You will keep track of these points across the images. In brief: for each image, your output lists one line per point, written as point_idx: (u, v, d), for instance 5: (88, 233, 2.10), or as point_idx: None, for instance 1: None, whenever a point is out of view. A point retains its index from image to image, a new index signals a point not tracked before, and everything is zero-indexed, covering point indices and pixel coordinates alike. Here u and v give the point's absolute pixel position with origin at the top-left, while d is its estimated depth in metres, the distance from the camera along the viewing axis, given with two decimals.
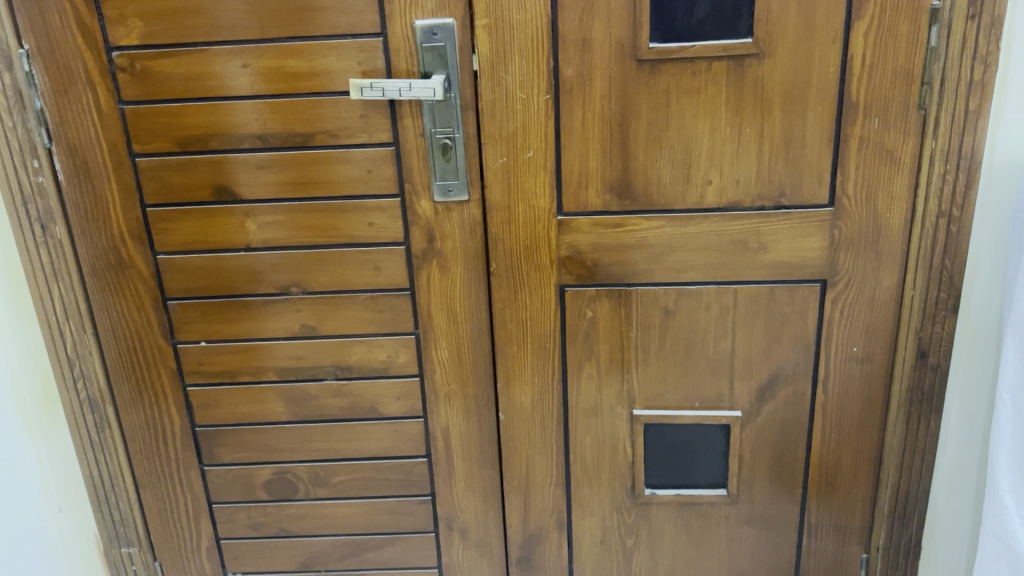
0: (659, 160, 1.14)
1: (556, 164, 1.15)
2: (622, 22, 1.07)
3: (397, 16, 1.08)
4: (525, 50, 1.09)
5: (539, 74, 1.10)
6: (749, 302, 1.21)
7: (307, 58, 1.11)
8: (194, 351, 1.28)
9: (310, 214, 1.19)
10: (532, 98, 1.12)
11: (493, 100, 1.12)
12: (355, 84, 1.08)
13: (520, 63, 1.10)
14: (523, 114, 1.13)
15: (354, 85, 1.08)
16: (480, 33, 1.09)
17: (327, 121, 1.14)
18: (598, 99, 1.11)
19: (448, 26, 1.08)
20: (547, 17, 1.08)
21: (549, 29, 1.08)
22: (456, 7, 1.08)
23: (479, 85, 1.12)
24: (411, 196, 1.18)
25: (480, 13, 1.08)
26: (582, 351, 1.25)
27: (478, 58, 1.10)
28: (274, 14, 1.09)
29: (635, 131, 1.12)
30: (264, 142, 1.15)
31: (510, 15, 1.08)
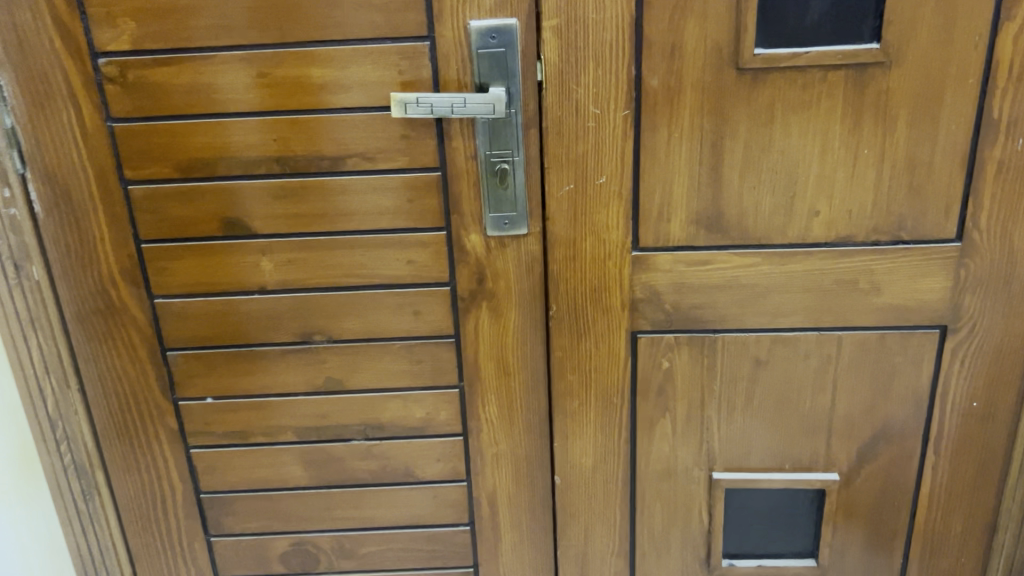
0: (757, 187, 0.95)
1: (633, 192, 0.97)
2: (720, 23, 0.88)
3: (449, 16, 0.89)
4: (602, 57, 0.91)
5: (618, 86, 0.92)
6: (855, 351, 1.03)
7: (337, 66, 0.91)
8: (198, 408, 1.09)
9: (338, 251, 1.00)
10: (608, 113, 0.93)
11: (561, 115, 0.93)
12: (398, 98, 0.89)
13: (594, 72, 0.91)
14: (596, 133, 0.94)
15: (396, 98, 0.89)
16: (546, 36, 0.90)
17: (360, 142, 0.95)
18: (687, 115, 0.93)
19: (511, 28, 0.89)
20: (630, 18, 0.89)
21: (632, 31, 0.89)
22: (520, 4, 0.89)
23: (544, 98, 0.93)
24: (459, 230, 0.99)
25: (549, 11, 0.89)
26: (655, 406, 1.08)
27: (545, 66, 0.91)
28: (297, 12, 0.89)
29: (730, 152, 0.94)
30: (283, 167, 0.96)
31: (585, 14, 0.89)
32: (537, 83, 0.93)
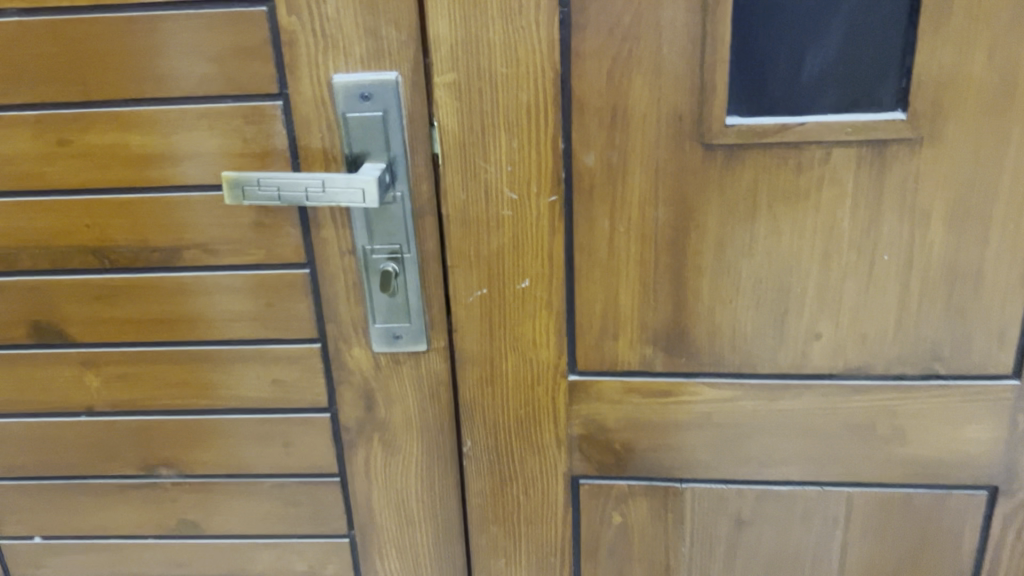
0: (734, 300, 0.69)
1: (568, 300, 0.71)
2: (677, 81, 0.63)
3: (307, 66, 0.65)
4: (517, 125, 0.66)
5: (539, 164, 0.67)
6: (871, 513, 0.76)
7: (162, 131, 0.68)
8: (25, 547, 0.86)
9: (180, 366, 0.77)
10: (529, 200, 0.68)
11: (465, 200, 0.69)
12: (232, 177, 0.64)
13: (508, 144, 0.66)
14: (513, 224, 0.69)
15: (230, 179, 0.64)
16: (440, 94, 0.65)
17: (198, 230, 0.71)
18: (635, 204, 0.67)
19: (392, 85, 0.65)
20: (553, 73, 0.64)
21: (557, 91, 0.64)
22: (402, 52, 0.64)
23: (442, 177, 0.68)
24: (338, 342, 0.75)
25: (441, 62, 0.64)
26: (605, 569, 0.82)
27: (441, 135, 0.67)
28: (104, 61, 0.66)
29: (696, 255, 0.68)
30: (103, 260, 0.73)
31: (491, 67, 0.64)
32: (433, 157, 0.68)
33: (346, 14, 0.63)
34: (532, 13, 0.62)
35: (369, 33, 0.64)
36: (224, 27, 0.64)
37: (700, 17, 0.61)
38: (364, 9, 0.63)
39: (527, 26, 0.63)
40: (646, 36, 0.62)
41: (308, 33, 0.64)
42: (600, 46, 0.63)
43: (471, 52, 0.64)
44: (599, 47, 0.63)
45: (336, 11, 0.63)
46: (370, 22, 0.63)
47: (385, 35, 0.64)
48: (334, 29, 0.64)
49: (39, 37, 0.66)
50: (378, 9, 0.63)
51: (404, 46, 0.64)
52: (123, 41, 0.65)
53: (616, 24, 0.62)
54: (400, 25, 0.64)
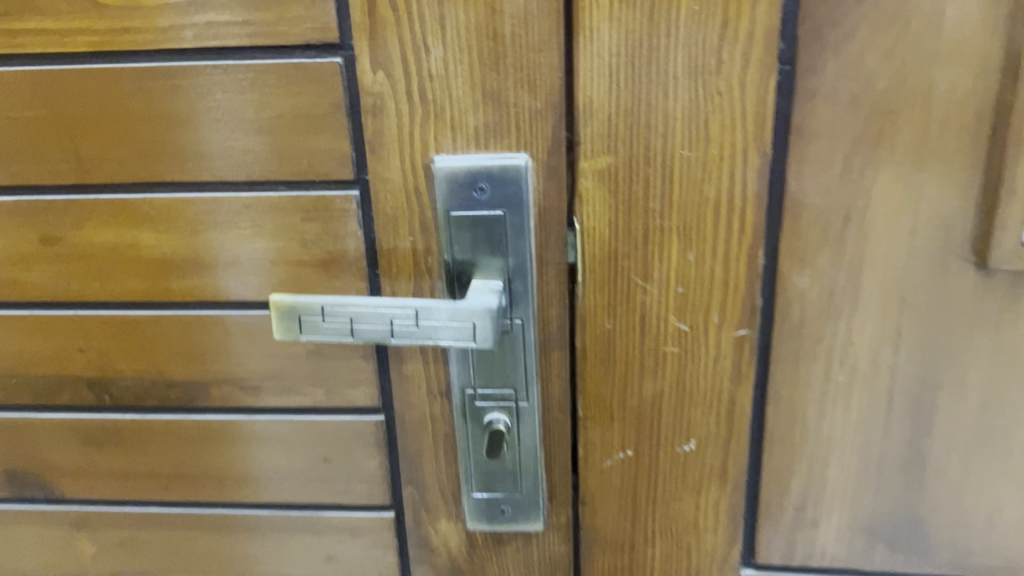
0: (996, 483, 0.48)
1: (748, 472, 0.51)
2: (948, 176, 0.42)
3: (398, 144, 0.45)
4: (697, 231, 0.45)
5: (726, 285, 0.46)
6: None
7: (188, 228, 0.48)
8: None
9: (202, 533, 0.57)
10: (704, 333, 0.47)
11: (610, 332, 0.48)
12: (283, 301, 0.45)
13: (681, 256, 0.45)
14: (679, 367, 0.48)
15: (281, 306, 0.45)
16: (587, 185, 0.45)
17: (231, 362, 0.51)
18: (864, 345, 0.46)
19: (519, 171, 0.45)
20: (760, 159, 0.43)
21: (763, 184, 0.44)
22: (536, 125, 0.44)
23: (582, 298, 0.47)
24: (419, 513, 0.54)
25: (592, 139, 0.44)
26: None
27: (584, 241, 0.46)
28: (109, 131, 0.46)
29: (945, 417, 0.47)
30: (103, 397, 0.53)
31: (665, 149, 0.43)
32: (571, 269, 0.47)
33: (457, 70, 0.43)
34: (736, 73, 0.42)
35: (490, 98, 0.43)
36: (279, 86, 0.44)
37: (998, 85, 0.40)
38: (484, 62, 0.43)
39: (726, 92, 0.42)
40: (909, 108, 0.41)
41: (400, 97, 0.44)
42: (833, 122, 0.42)
43: (639, 126, 0.43)
44: (835, 125, 0.42)
45: (443, 66, 0.43)
46: (492, 83, 0.43)
47: (513, 100, 0.43)
48: (437, 91, 0.44)
49: (18, 95, 0.46)
50: (504, 63, 0.43)
51: (539, 117, 0.44)
52: (136, 103, 0.46)
53: (861, 91, 0.42)
54: (535, 87, 0.43)
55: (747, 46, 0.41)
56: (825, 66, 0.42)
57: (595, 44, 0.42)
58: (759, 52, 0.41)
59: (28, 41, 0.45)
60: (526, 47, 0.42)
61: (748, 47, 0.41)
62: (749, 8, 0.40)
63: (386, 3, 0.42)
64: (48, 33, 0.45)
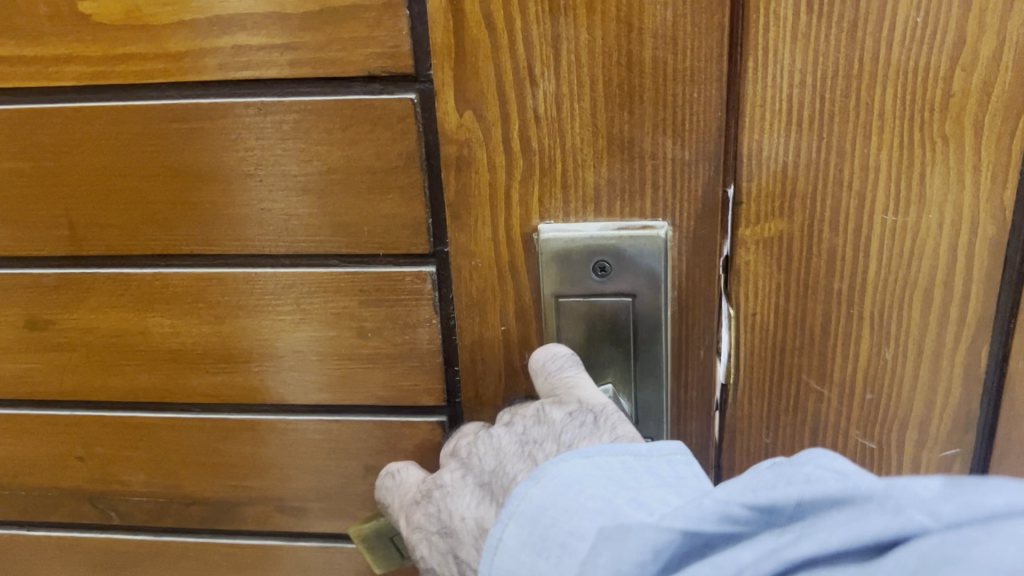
0: None
1: None
2: None
3: (491, 207, 0.33)
4: (898, 317, 0.33)
5: (932, 390, 0.34)
6: None
7: (256, 315, 0.37)
8: None
9: None
10: (896, 450, 0.35)
11: (771, 449, 0.36)
12: (362, 528, 0.37)
13: (874, 355, 0.34)
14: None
15: (365, 531, 0.37)
16: (748, 261, 0.33)
17: (267, 477, 0.40)
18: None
19: (655, 248, 0.33)
20: (992, 223, 0.31)
21: (994, 256, 0.32)
22: (679, 184, 0.32)
23: (736, 407, 0.36)
24: None
25: (759, 201, 0.32)
26: None
27: (740, 333, 0.34)
28: (146, 189, 0.35)
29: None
30: (109, 513, 0.43)
31: (860, 212, 0.32)
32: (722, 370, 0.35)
33: (575, 108, 0.31)
34: (971, 101, 0.29)
35: (618, 146, 0.32)
36: (333, 132, 0.33)
37: None
38: (613, 101, 0.31)
39: (953, 128, 0.30)
40: None
41: (494, 146, 0.32)
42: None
43: (825, 181, 0.31)
44: None
45: (553, 105, 0.31)
46: (624, 126, 0.31)
47: (652, 151, 0.31)
48: (545, 136, 0.32)
49: (13, 143, 0.35)
50: (639, 98, 0.31)
51: (685, 173, 0.32)
52: (184, 154, 0.34)
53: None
54: (680, 132, 0.31)
55: (991, 64, 0.29)
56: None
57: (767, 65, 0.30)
58: (1007, 72, 0.29)
59: (17, 74, 0.34)
60: (674, 78, 0.30)
61: (990, 64, 0.29)
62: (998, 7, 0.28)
63: (480, 17, 0.30)
64: (44, 58, 0.33)
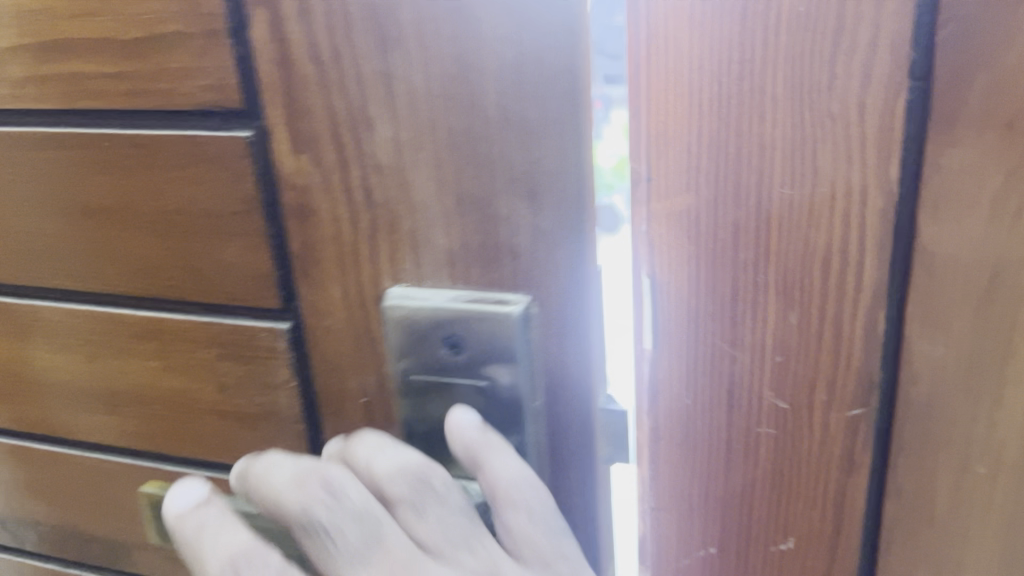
0: None
1: None
2: None
3: (341, 271, 0.32)
4: (801, 288, 0.32)
5: (835, 356, 0.33)
6: None
7: (264, 364, 0.36)
8: None
9: None
10: (810, 425, 0.34)
11: (689, 440, 0.36)
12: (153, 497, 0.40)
13: (784, 330, 0.33)
14: (778, 455, 0.35)
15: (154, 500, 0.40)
16: (659, 232, 0.33)
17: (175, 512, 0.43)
18: (1010, 440, 0.33)
19: (510, 325, 0.30)
20: (882, 194, 0.30)
21: (886, 228, 0.31)
22: (534, 256, 0.30)
23: (656, 393, 0.36)
24: None
25: (666, 175, 0.33)
26: None
27: (654, 294, 0.34)
28: (155, 234, 0.35)
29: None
30: (54, 523, 0.48)
31: (760, 186, 0.31)
32: (640, 361, 0.36)
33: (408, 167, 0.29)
34: (856, 65, 0.29)
35: (473, 210, 0.29)
36: (172, 185, 0.34)
37: None
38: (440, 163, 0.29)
39: (840, 93, 0.29)
40: None
41: (339, 206, 0.31)
42: (977, 154, 0.29)
43: (725, 155, 0.31)
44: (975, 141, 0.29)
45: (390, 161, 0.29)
46: (478, 188, 0.29)
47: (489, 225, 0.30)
48: (391, 190, 0.30)
49: (12, 195, 0.38)
50: (486, 160, 0.28)
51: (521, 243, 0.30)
52: (187, 201, 0.34)
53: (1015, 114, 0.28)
54: (531, 194, 0.29)
55: (872, 28, 0.28)
56: (972, 72, 0.29)
57: (663, 28, 0.31)
58: (887, 37, 0.28)
59: None
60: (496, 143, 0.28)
61: (848, 36, 0.29)
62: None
63: (279, 80, 0.29)
64: (48, 85, 0.34)
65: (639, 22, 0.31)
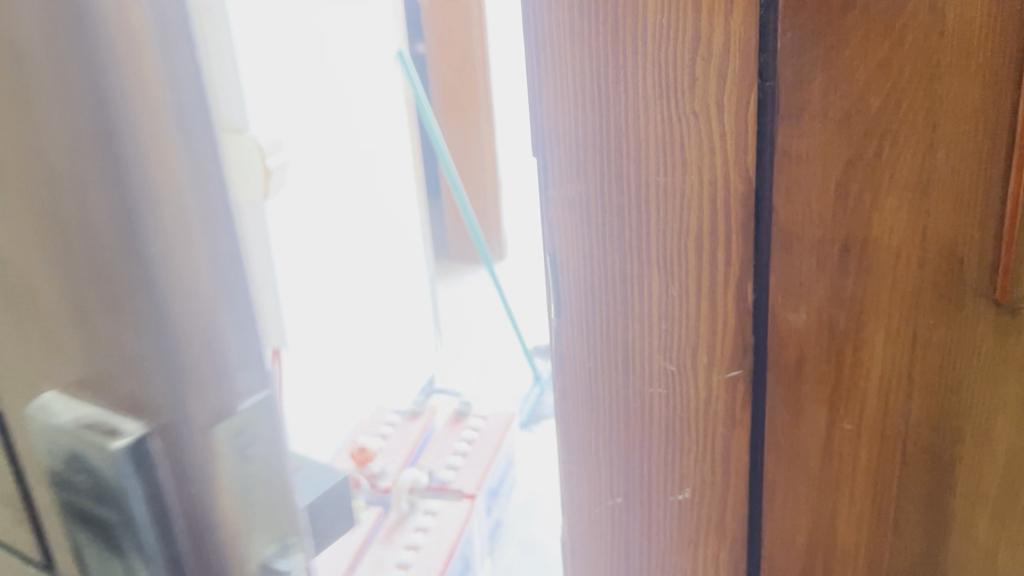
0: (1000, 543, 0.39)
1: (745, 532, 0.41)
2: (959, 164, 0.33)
3: (9, 358, 0.22)
4: (678, 262, 0.37)
5: (713, 323, 0.37)
6: None
7: None
8: None
9: None
10: (693, 384, 0.39)
11: (592, 402, 0.41)
12: None
13: (663, 301, 0.38)
14: (669, 411, 0.40)
15: None
16: (557, 216, 0.38)
17: None
18: (869, 395, 0.37)
19: (113, 471, 0.20)
20: (743, 179, 0.35)
21: (749, 207, 0.35)
22: (137, 368, 0.19)
23: (563, 358, 0.41)
24: None
25: (559, 165, 0.37)
26: None
27: (560, 267, 0.39)
28: None
29: (984, 484, 0.38)
30: None
31: (639, 173, 0.36)
32: (551, 330, 0.41)
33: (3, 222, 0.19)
34: (714, 67, 0.33)
35: (91, 295, 0.19)
36: None
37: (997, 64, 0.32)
38: (31, 230, 0.19)
39: (701, 93, 0.34)
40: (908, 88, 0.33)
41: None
42: (821, 145, 0.34)
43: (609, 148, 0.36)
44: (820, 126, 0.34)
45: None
46: (54, 289, 0.20)
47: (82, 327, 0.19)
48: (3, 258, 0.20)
49: None
50: (72, 243, 0.19)
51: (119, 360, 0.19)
52: None
53: (851, 107, 0.33)
54: (121, 302, 0.19)
55: (725, 36, 0.33)
56: (813, 74, 0.33)
57: (551, 39, 0.36)
58: (738, 44, 0.33)
59: None
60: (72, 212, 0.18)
61: (704, 44, 0.33)
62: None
63: None
64: None
65: (533, 38, 0.37)
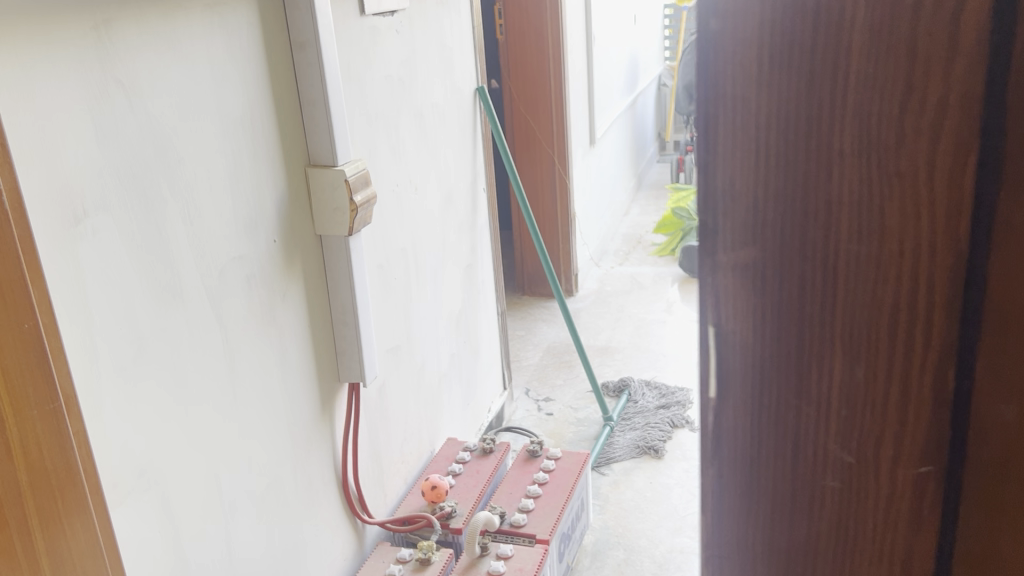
0: None
1: None
2: None
3: None
4: (869, 342, 0.32)
5: (902, 412, 0.33)
6: None
7: None
8: None
9: None
10: (876, 479, 0.34)
11: (753, 493, 0.36)
12: None
13: (847, 384, 0.33)
14: (842, 508, 0.35)
15: None
16: (724, 285, 0.34)
17: None
18: None
19: None
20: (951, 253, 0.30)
21: (956, 283, 0.30)
22: None
23: (721, 445, 0.36)
24: None
25: (733, 229, 0.33)
26: None
27: (722, 346, 0.35)
28: None
29: None
30: None
31: (826, 242, 0.31)
32: (704, 411, 0.36)
33: None
34: (927, 122, 0.29)
35: None
36: None
37: None
38: None
39: (910, 153, 0.29)
40: None
41: None
42: None
43: (791, 212, 0.32)
44: None
45: None
46: None
47: None
48: None
49: None
50: None
51: None
52: None
53: None
54: None
55: (943, 88, 0.28)
56: None
57: (732, 86, 0.31)
58: (957, 98, 0.28)
59: None
60: None
61: (914, 99, 0.29)
62: (949, 22, 0.28)
63: None
64: None
65: (708, 83, 0.32)
